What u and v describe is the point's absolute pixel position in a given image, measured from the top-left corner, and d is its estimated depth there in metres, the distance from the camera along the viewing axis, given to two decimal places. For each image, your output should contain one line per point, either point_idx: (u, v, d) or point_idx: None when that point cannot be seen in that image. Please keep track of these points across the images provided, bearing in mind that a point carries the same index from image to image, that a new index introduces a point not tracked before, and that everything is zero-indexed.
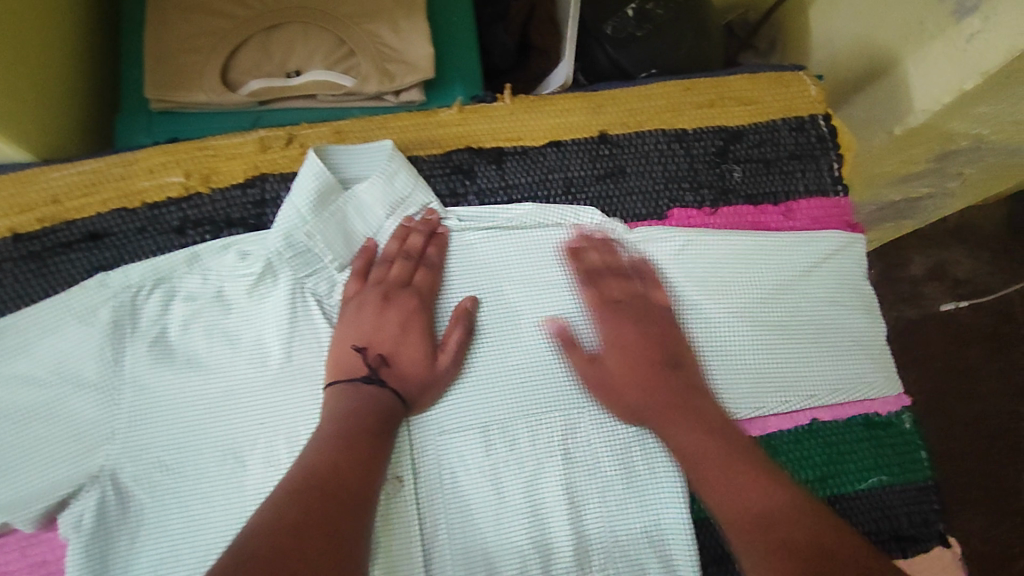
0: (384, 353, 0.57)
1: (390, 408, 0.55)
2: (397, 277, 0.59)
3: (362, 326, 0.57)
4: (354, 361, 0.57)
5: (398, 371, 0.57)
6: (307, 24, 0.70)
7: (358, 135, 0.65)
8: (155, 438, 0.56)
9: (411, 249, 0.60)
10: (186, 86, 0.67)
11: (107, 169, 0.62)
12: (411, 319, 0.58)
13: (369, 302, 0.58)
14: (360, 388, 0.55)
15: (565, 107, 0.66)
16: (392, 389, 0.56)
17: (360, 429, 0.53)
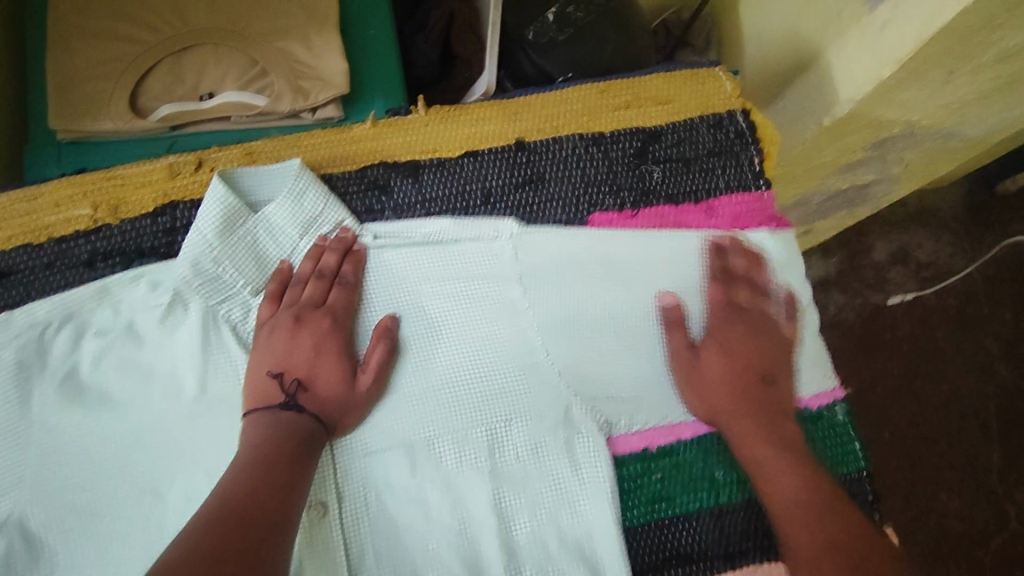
0: (301, 376, 0.54)
1: (310, 431, 0.53)
2: (311, 298, 0.57)
3: (276, 351, 0.55)
4: (270, 387, 0.54)
5: (316, 395, 0.54)
6: (216, 45, 0.69)
7: (269, 156, 0.63)
8: (66, 482, 0.54)
9: (325, 267, 0.58)
10: (91, 115, 0.66)
11: (11, 206, 0.61)
12: (328, 339, 0.56)
13: (282, 325, 0.56)
14: (275, 415, 0.53)
15: (480, 116, 0.65)
16: (311, 412, 0.54)
17: (279, 453, 0.50)
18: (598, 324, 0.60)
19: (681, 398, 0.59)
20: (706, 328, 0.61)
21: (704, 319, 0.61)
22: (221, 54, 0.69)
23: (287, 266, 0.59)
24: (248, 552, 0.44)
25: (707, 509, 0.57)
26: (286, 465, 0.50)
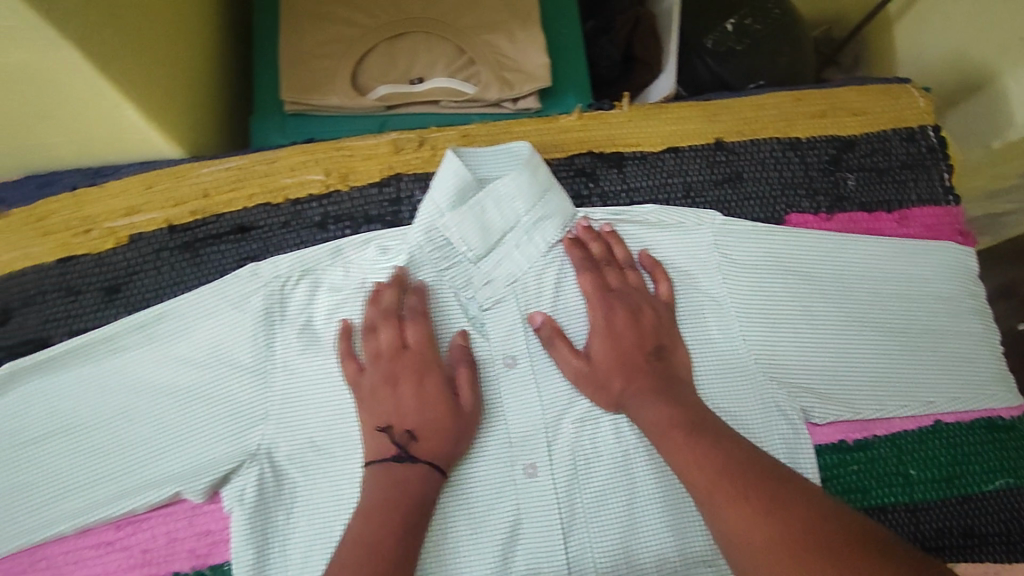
0: (409, 427, 0.57)
1: (426, 478, 0.56)
2: (389, 348, 0.59)
3: (383, 403, 0.58)
4: (379, 441, 0.57)
5: (429, 442, 0.57)
6: (429, 34, 0.74)
7: (485, 139, 0.68)
8: (308, 420, 0.59)
9: (411, 309, 0.60)
10: (319, 90, 0.70)
11: (252, 166, 0.66)
12: (425, 381, 0.59)
13: (375, 381, 0.58)
14: (392, 471, 0.56)
15: (682, 115, 0.69)
16: (425, 460, 0.56)
17: (405, 504, 0.54)
18: (609, 325, 0.60)
19: (874, 399, 0.61)
20: (899, 332, 0.63)
21: (897, 323, 0.64)
22: (433, 42, 0.74)
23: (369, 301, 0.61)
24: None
25: (903, 504, 0.59)
26: (414, 515, 0.54)
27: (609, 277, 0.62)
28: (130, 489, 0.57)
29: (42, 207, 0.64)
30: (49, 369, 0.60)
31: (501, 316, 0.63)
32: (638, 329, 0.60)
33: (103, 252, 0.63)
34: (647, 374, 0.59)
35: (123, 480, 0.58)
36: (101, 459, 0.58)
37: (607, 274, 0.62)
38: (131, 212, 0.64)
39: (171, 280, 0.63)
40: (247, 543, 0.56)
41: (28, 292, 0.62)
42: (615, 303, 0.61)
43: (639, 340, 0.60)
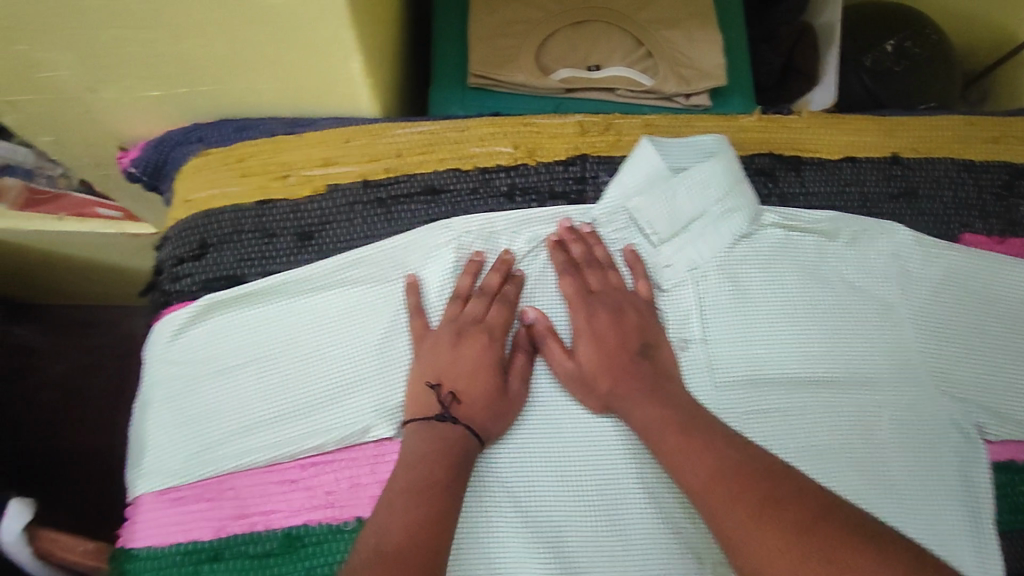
0: (457, 389, 0.58)
1: (465, 440, 0.56)
2: (469, 314, 0.61)
3: (435, 362, 0.59)
4: (426, 397, 0.58)
5: (470, 407, 0.58)
6: (609, 24, 0.76)
7: (668, 129, 0.69)
8: None
9: (487, 286, 0.62)
10: (505, 66, 0.72)
11: (445, 132, 0.68)
12: (485, 352, 0.60)
13: (442, 338, 0.60)
14: (431, 426, 0.56)
15: (859, 127, 0.71)
16: (463, 423, 0.57)
17: (450, 460, 0.54)
18: (597, 328, 0.61)
19: None
20: None
21: None
22: (612, 32, 0.76)
23: (550, 247, 0.64)
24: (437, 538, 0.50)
25: None
26: (456, 467, 0.54)
27: (592, 279, 0.63)
28: (319, 427, 0.59)
29: (241, 149, 0.65)
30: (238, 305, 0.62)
31: (678, 300, 0.64)
32: (624, 328, 0.61)
33: (300, 199, 0.64)
34: (634, 373, 0.60)
35: (310, 419, 0.59)
36: (289, 395, 0.60)
37: (587, 275, 0.63)
38: (327, 163, 0.65)
39: (363, 234, 0.64)
40: None
41: (224, 231, 0.63)
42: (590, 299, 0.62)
43: (626, 339, 0.61)
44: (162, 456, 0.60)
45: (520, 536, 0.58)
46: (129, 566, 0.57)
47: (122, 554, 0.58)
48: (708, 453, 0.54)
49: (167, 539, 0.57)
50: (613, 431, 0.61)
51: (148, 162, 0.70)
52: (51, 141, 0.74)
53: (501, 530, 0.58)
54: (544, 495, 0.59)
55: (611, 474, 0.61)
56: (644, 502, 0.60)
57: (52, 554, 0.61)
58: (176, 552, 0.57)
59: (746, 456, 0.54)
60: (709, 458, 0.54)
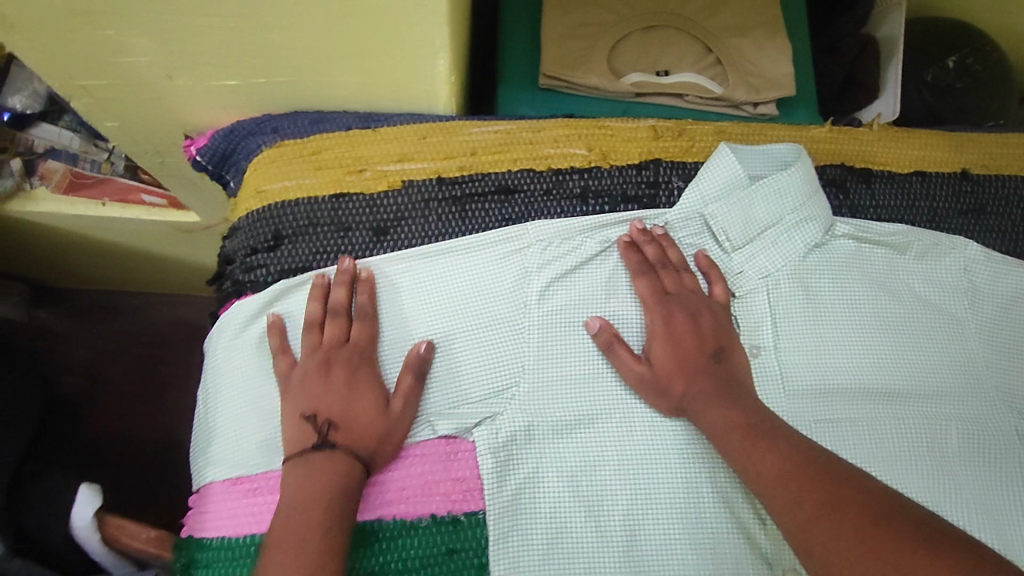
0: (332, 417, 0.56)
1: (350, 467, 0.55)
2: (331, 338, 0.59)
3: (308, 394, 0.57)
4: (302, 429, 0.56)
5: (351, 432, 0.56)
6: (679, 30, 0.76)
7: (740, 137, 0.69)
8: (564, 374, 0.61)
9: (361, 307, 0.60)
10: (577, 69, 0.72)
11: (519, 132, 0.67)
12: (357, 377, 0.58)
13: (308, 371, 0.58)
14: (308, 458, 0.55)
15: (928, 142, 0.71)
16: (344, 451, 0.55)
17: (327, 493, 0.53)
18: (670, 329, 0.60)
19: None
20: None
21: None
22: (682, 38, 0.76)
23: (624, 248, 0.63)
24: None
25: None
26: (342, 498, 0.53)
27: (667, 279, 0.62)
28: None
29: (318, 141, 0.65)
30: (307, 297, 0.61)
31: (748, 307, 0.64)
32: (699, 329, 0.60)
33: (376, 193, 0.64)
34: (708, 375, 0.59)
35: None
36: None
37: (663, 275, 0.62)
38: (403, 159, 0.65)
39: (437, 231, 0.64)
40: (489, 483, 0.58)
41: (299, 222, 0.63)
42: (649, 303, 0.62)
43: (701, 340, 0.60)
44: (227, 446, 0.59)
45: (593, 541, 0.58)
46: (200, 555, 0.57)
47: (192, 543, 0.57)
48: (773, 455, 0.54)
49: (240, 530, 0.57)
50: (684, 435, 0.61)
51: (215, 151, 0.69)
52: (115, 128, 0.73)
53: (574, 535, 0.58)
54: (616, 500, 0.59)
55: (682, 479, 0.60)
56: (716, 507, 0.60)
57: (118, 541, 0.66)
58: (249, 543, 0.56)
59: (816, 459, 0.54)
60: (779, 460, 0.54)
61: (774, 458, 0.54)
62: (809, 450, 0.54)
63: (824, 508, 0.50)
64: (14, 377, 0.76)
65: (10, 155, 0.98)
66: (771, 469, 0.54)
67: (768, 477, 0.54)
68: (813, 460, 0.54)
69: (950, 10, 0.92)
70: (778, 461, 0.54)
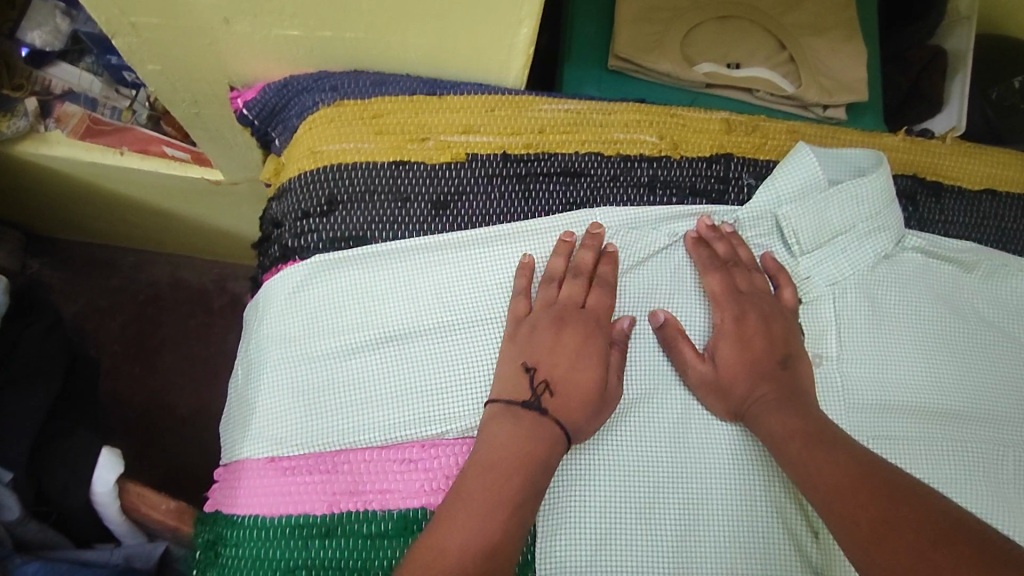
0: (553, 377, 0.54)
1: (553, 439, 0.52)
2: (570, 297, 0.57)
3: (535, 345, 0.55)
4: (521, 380, 0.54)
5: (564, 395, 0.54)
6: (753, 22, 0.73)
7: (812, 138, 0.67)
8: (623, 369, 0.57)
9: (582, 264, 0.58)
10: (649, 52, 0.69)
11: (588, 113, 0.64)
12: (590, 344, 0.56)
13: (542, 324, 0.56)
14: (518, 415, 0.52)
15: (1000, 160, 0.69)
16: (556, 418, 0.53)
17: (528, 459, 0.50)
18: (741, 328, 0.58)
19: None
20: None
21: None
22: (756, 31, 0.73)
23: (691, 244, 0.61)
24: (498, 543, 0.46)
25: None
26: (544, 462, 0.51)
27: (740, 279, 0.60)
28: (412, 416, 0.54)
29: (380, 104, 0.61)
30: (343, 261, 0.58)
31: (814, 314, 0.62)
32: (770, 332, 0.58)
33: (437, 164, 0.61)
34: (776, 381, 0.56)
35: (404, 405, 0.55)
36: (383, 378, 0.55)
37: (735, 273, 0.60)
38: (468, 130, 0.62)
39: (498, 210, 0.61)
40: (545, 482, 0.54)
41: (354, 188, 0.59)
42: (723, 298, 0.59)
43: (770, 345, 0.58)
44: (268, 421, 0.55)
45: (643, 547, 0.53)
46: (229, 533, 0.52)
47: (223, 519, 0.53)
48: (831, 462, 0.51)
49: (275, 509, 0.52)
50: (743, 443, 0.57)
51: (264, 105, 0.66)
52: (155, 72, 0.68)
53: (625, 539, 0.53)
54: (669, 505, 0.54)
55: (737, 482, 0.56)
56: (772, 514, 0.55)
57: (137, 510, 0.63)
58: (283, 524, 0.52)
59: (877, 470, 0.50)
60: (836, 467, 0.51)
61: (829, 467, 0.51)
62: (873, 460, 0.51)
63: (878, 517, 0.47)
64: (38, 329, 0.72)
65: (24, 92, 0.90)
66: (827, 475, 0.51)
67: (824, 484, 0.50)
68: (874, 470, 0.50)
69: None
70: (833, 470, 0.51)
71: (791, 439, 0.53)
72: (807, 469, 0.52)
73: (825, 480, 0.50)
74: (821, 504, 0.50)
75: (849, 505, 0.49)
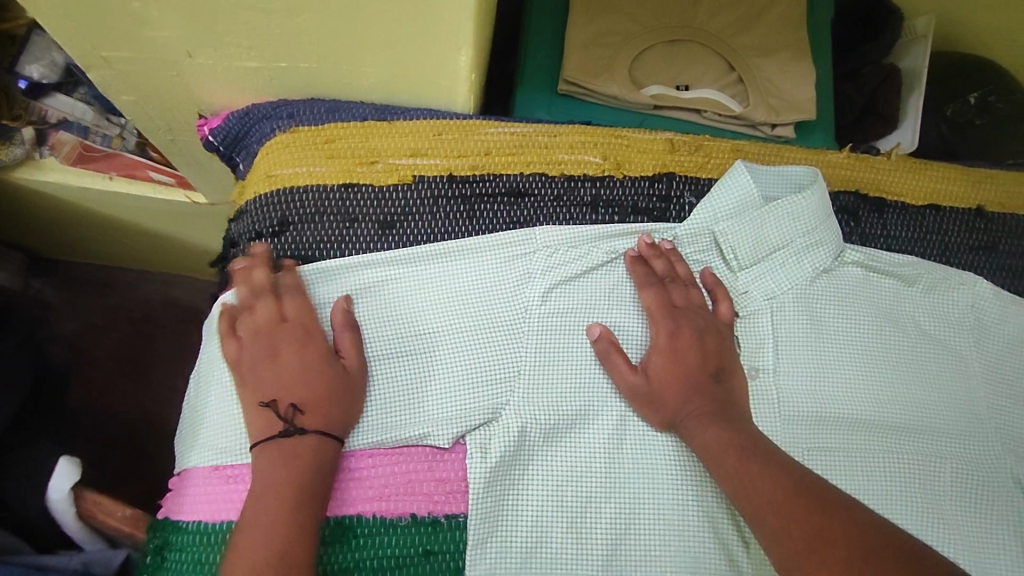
0: (297, 399, 0.55)
1: (328, 448, 0.54)
2: (263, 323, 0.58)
3: (265, 377, 0.56)
4: (267, 413, 0.55)
5: (317, 406, 0.55)
6: (703, 45, 0.75)
7: (756, 156, 0.69)
8: (557, 381, 0.59)
9: (287, 285, 0.59)
10: (597, 77, 0.72)
11: (534, 136, 0.67)
12: (308, 348, 0.57)
13: (256, 356, 0.57)
14: (278, 443, 0.53)
15: (945, 175, 0.70)
16: (316, 430, 0.54)
17: (302, 478, 0.52)
18: (675, 343, 0.59)
19: None
20: None
21: None
22: (706, 54, 0.75)
23: (628, 260, 0.62)
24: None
25: None
26: (316, 481, 0.53)
27: (676, 295, 0.61)
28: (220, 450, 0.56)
29: (333, 129, 0.65)
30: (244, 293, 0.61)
31: (751, 328, 0.63)
32: (704, 346, 0.60)
33: (385, 186, 0.63)
34: (710, 396, 0.57)
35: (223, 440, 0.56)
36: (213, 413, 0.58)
37: (671, 289, 0.62)
38: (416, 154, 0.65)
39: (445, 228, 0.63)
40: (478, 493, 0.55)
41: (306, 209, 0.62)
42: (658, 312, 0.61)
43: (703, 358, 0.59)
44: (216, 430, 0.57)
45: (574, 554, 0.55)
46: (174, 538, 0.55)
47: (170, 525, 0.55)
48: (761, 476, 0.52)
49: (217, 515, 0.55)
50: (678, 455, 0.58)
51: (228, 132, 0.69)
52: (131, 102, 0.72)
53: (555, 547, 0.55)
54: (600, 515, 0.56)
55: (669, 490, 0.57)
56: (701, 523, 0.56)
57: (94, 515, 0.67)
58: (225, 530, 0.54)
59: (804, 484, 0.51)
60: (768, 483, 0.52)
61: (758, 478, 0.52)
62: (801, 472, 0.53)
63: (802, 534, 0.48)
64: None
65: (22, 123, 0.95)
66: (757, 490, 0.52)
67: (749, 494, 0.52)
68: (800, 487, 0.51)
69: (987, 47, 0.90)
70: (765, 483, 0.52)
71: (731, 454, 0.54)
72: (739, 484, 0.53)
73: (755, 495, 0.52)
74: (752, 518, 0.51)
75: (780, 519, 0.50)
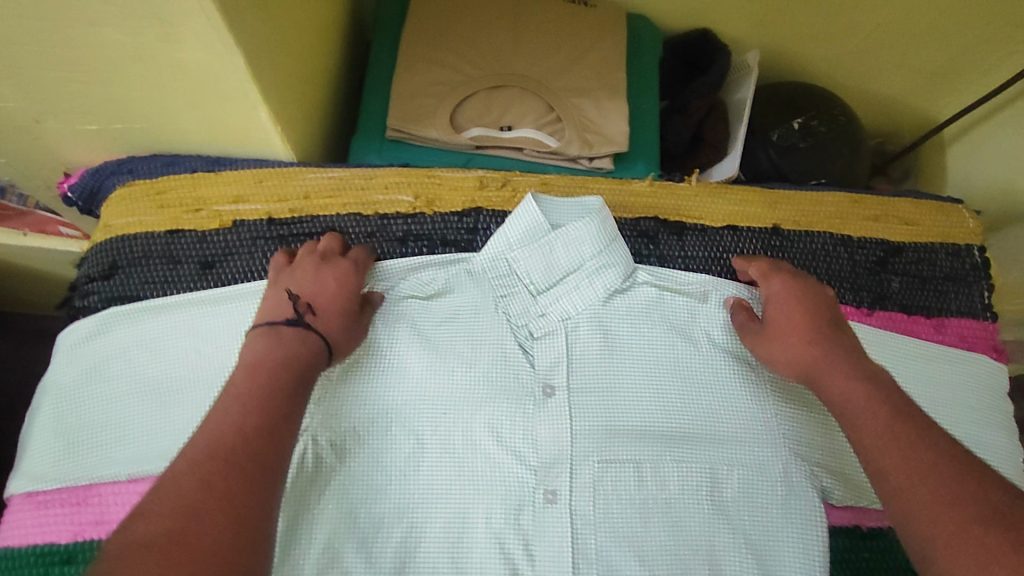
0: (315, 303, 0.59)
1: (316, 349, 0.56)
2: (326, 250, 0.65)
3: (300, 282, 0.61)
4: (285, 305, 0.59)
5: (326, 315, 0.59)
6: (524, 91, 0.82)
7: (562, 189, 0.74)
8: (357, 405, 0.63)
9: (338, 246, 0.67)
10: (419, 122, 0.78)
11: (351, 179, 0.73)
12: (349, 277, 0.63)
13: (305, 267, 0.63)
14: (279, 327, 0.56)
15: (745, 198, 0.75)
16: (317, 335, 0.57)
17: (281, 368, 0.53)
18: None
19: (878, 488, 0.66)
20: None
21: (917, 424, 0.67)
22: (527, 98, 0.82)
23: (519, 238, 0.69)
24: (230, 495, 0.43)
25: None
26: (297, 378, 0.53)
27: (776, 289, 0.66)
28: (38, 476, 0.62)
29: (164, 183, 0.71)
30: (74, 333, 0.67)
31: (548, 347, 0.67)
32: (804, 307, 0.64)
33: (208, 231, 0.70)
34: (808, 329, 0.62)
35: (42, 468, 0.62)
36: (36, 443, 0.64)
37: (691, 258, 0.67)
38: (238, 200, 0.71)
39: (261, 266, 0.69)
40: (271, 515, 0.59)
41: (134, 255, 0.69)
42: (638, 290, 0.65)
43: (798, 318, 0.63)
44: (37, 459, 0.63)
45: (365, 570, 0.59)
46: None
47: None
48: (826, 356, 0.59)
49: (26, 539, 0.60)
50: (467, 471, 0.63)
51: (84, 187, 0.77)
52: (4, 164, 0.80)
53: (346, 564, 0.59)
54: (391, 532, 0.60)
55: (457, 504, 0.62)
56: (485, 534, 0.61)
57: None
58: (31, 553, 0.59)
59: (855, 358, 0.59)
60: (845, 363, 0.58)
61: (824, 356, 0.59)
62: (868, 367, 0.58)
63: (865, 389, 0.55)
64: None
65: None
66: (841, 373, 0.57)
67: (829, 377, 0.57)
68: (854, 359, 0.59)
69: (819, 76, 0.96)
70: (832, 358, 0.59)
71: (859, 423, 0.54)
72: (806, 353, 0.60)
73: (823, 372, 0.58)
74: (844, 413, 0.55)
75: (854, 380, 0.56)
